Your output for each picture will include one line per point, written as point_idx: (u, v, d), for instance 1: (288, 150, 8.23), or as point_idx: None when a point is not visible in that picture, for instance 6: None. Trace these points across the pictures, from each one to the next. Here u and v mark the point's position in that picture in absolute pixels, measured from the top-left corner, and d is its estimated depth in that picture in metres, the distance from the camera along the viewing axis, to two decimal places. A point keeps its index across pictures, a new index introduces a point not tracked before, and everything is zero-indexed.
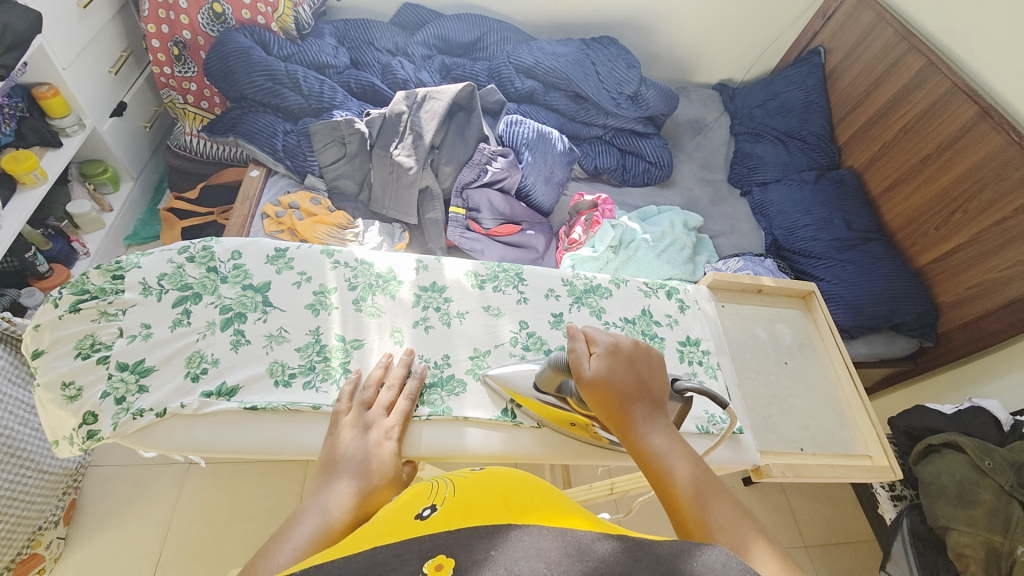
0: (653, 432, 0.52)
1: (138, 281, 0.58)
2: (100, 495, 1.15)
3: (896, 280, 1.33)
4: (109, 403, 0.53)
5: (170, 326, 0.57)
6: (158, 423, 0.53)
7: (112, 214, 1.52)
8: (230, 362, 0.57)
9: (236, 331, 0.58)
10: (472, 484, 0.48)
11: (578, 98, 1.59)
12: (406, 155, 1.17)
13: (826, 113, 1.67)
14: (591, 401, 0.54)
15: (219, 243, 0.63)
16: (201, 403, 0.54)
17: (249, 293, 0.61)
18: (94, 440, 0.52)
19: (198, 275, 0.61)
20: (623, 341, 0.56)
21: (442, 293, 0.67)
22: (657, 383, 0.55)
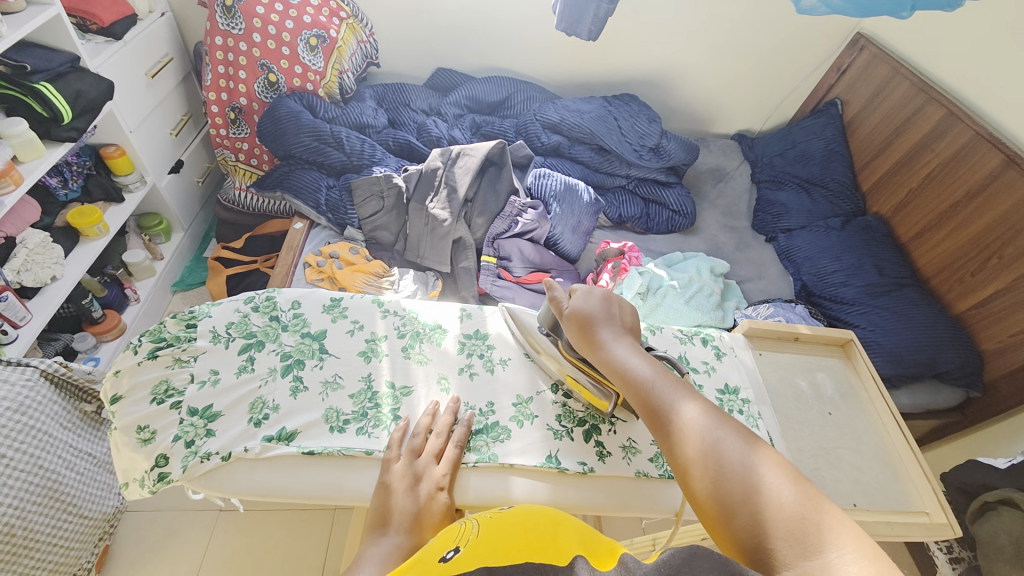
0: (623, 348, 0.59)
1: (208, 330, 0.63)
2: (132, 539, 1.17)
3: (935, 327, 1.30)
4: (179, 446, 0.55)
5: (235, 372, 0.60)
6: (222, 467, 0.55)
7: (163, 261, 1.61)
8: (289, 408, 0.59)
9: (295, 378, 0.61)
10: (497, 521, 0.50)
11: (601, 151, 1.67)
12: (441, 208, 1.23)
13: (848, 161, 1.71)
14: (573, 336, 0.63)
15: (280, 294, 0.68)
16: (263, 448, 0.56)
17: (307, 340, 0.65)
18: (164, 482, 0.54)
19: (262, 324, 0.65)
20: (598, 288, 0.66)
21: (485, 341, 0.70)
22: (627, 318, 0.64)
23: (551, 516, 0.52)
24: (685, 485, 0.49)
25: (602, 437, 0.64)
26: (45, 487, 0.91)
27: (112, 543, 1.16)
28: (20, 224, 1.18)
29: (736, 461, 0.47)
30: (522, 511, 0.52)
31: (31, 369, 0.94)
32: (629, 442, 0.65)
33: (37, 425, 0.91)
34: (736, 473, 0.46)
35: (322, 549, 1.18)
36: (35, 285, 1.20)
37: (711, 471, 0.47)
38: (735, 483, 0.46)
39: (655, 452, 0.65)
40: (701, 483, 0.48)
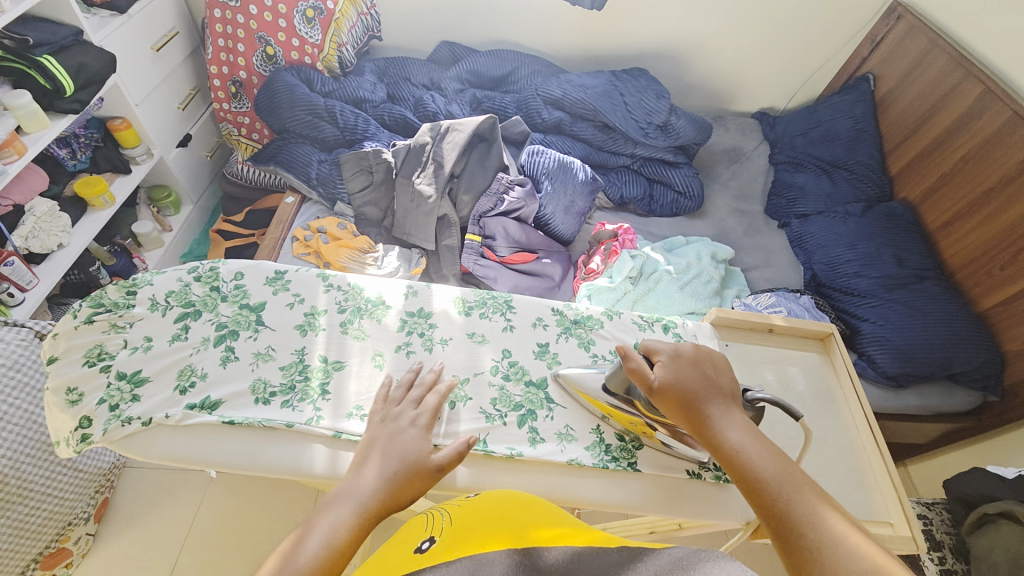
0: (728, 428, 0.55)
1: (147, 297, 0.63)
2: (130, 495, 1.24)
3: (953, 325, 1.21)
4: (104, 409, 0.57)
5: (168, 340, 0.61)
6: (143, 432, 0.56)
7: (171, 233, 1.66)
8: (217, 377, 0.60)
9: (226, 348, 0.62)
10: (466, 512, 0.49)
11: (605, 128, 1.60)
12: (427, 184, 1.21)
13: (876, 141, 1.58)
14: (664, 405, 0.57)
15: (225, 264, 0.68)
16: (184, 415, 0.57)
17: (245, 312, 0.65)
18: (87, 443, 0.56)
19: (201, 293, 0.65)
20: (686, 346, 0.61)
21: (428, 319, 0.68)
22: (726, 383, 0.59)
23: (525, 502, 0.52)
24: None
25: (536, 422, 0.63)
26: (39, 439, 0.96)
27: (113, 497, 1.23)
28: (28, 192, 1.24)
29: None
30: (490, 499, 0.52)
31: (25, 330, 0.99)
32: (566, 429, 0.64)
33: (30, 381, 0.96)
34: None
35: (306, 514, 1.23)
36: (42, 252, 1.27)
37: None
38: None
39: (593, 440, 0.63)
40: None
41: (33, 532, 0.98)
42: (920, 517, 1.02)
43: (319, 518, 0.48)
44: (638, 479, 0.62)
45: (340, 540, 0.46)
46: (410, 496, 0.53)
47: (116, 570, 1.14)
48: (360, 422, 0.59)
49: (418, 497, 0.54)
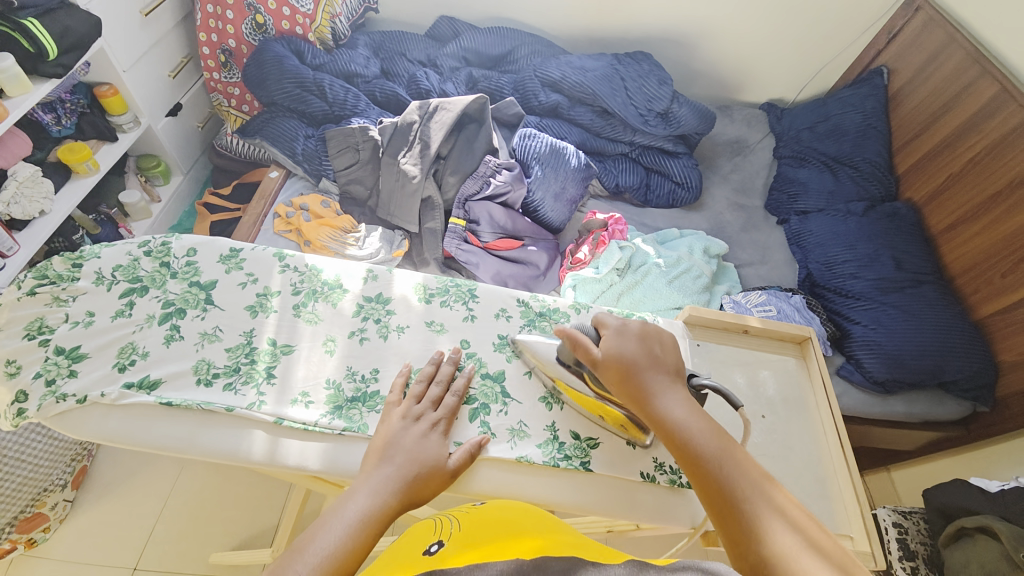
0: (671, 403, 0.54)
1: (93, 271, 0.62)
2: (110, 464, 1.24)
3: (947, 332, 1.17)
4: (39, 384, 0.55)
5: (111, 316, 0.60)
6: (77, 409, 0.55)
7: (159, 205, 1.63)
8: (159, 356, 0.59)
9: (171, 327, 0.61)
10: (478, 519, 0.49)
11: (604, 114, 1.55)
12: (412, 164, 1.18)
13: (885, 138, 1.52)
14: (608, 379, 0.57)
15: (177, 240, 0.67)
16: (120, 394, 0.56)
17: (194, 290, 0.64)
18: (21, 418, 0.55)
19: (150, 269, 0.64)
20: (634, 323, 0.60)
21: (385, 305, 0.67)
22: (672, 361, 0.58)
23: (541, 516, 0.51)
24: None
25: (489, 417, 0.62)
26: None
27: (92, 466, 1.24)
28: (10, 157, 1.21)
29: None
30: (501, 509, 0.51)
31: None
32: (519, 425, 0.62)
33: None
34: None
35: (283, 490, 1.24)
36: (24, 218, 1.25)
37: None
38: None
39: (546, 437, 0.62)
40: None
41: (7, 497, 0.98)
42: (895, 526, 1.00)
43: (337, 512, 0.48)
44: (590, 479, 0.61)
45: (359, 538, 0.46)
46: (426, 496, 0.53)
47: (93, 537, 1.15)
48: (304, 409, 0.59)
49: (432, 498, 0.54)
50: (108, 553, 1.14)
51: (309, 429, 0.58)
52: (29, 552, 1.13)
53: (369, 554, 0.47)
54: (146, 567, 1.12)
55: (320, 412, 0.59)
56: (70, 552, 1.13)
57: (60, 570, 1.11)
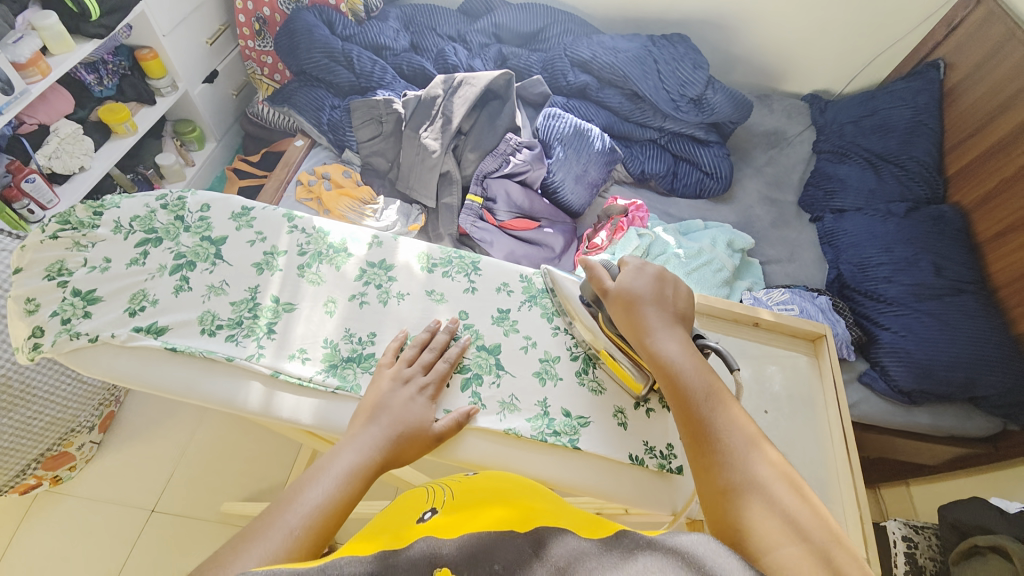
0: (671, 341, 0.56)
1: (112, 220, 0.67)
2: (135, 411, 1.32)
3: (984, 345, 1.10)
4: (56, 322, 0.60)
5: (126, 263, 0.64)
6: (89, 348, 0.59)
7: (193, 169, 1.67)
8: (167, 305, 0.63)
9: (181, 278, 0.64)
10: (470, 488, 0.49)
11: (634, 97, 1.50)
12: (433, 138, 1.18)
13: (936, 137, 1.41)
14: (616, 314, 0.60)
15: (193, 196, 0.71)
16: (129, 336, 0.60)
17: (205, 245, 0.67)
18: (37, 352, 0.59)
19: (165, 221, 0.68)
20: (651, 265, 0.62)
21: (387, 271, 0.69)
22: (682, 306, 0.60)
23: (527, 486, 0.51)
24: (702, 507, 0.47)
25: (481, 388, 0.62)
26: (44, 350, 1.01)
27: (119, 412, 1.31)
28: (53, 114, 1.28)
29: (755, 500, 0.44)
30: (495, 478, 0.51)
31: None
32: (511, 399, 0.62)
33: None
34: (758, 511, 0.43)
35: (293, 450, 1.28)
36: (64, 172, 1.32)
37: (729, 505, 0.45)
38: (745, 520, 0.43)
39: (536, 413, 0.62)
40: (718, 514, 0.45)
41: (36, 433, 1.05)
42: (904, 539, 0.96)
43: (324, 468, 0.49)
44: (577, 458, 0.60)
45: (346, 490, 0.48)
46: (407, 458, 0.54)
47: (116, 479, 1.23)
48: (300, 364, 0.61)
49: (414, 461, 0.55)
50: (128, 495, 1.21)
51: (304, 384, 0.60)
52: (55, 488, 1.21)
53: (351, 508, 0.48)
54: (163, 510, 1.19)
55: (315, 369, 0.61)
56: (95, 490, 1.21)
57: (84, 506, 1.19)
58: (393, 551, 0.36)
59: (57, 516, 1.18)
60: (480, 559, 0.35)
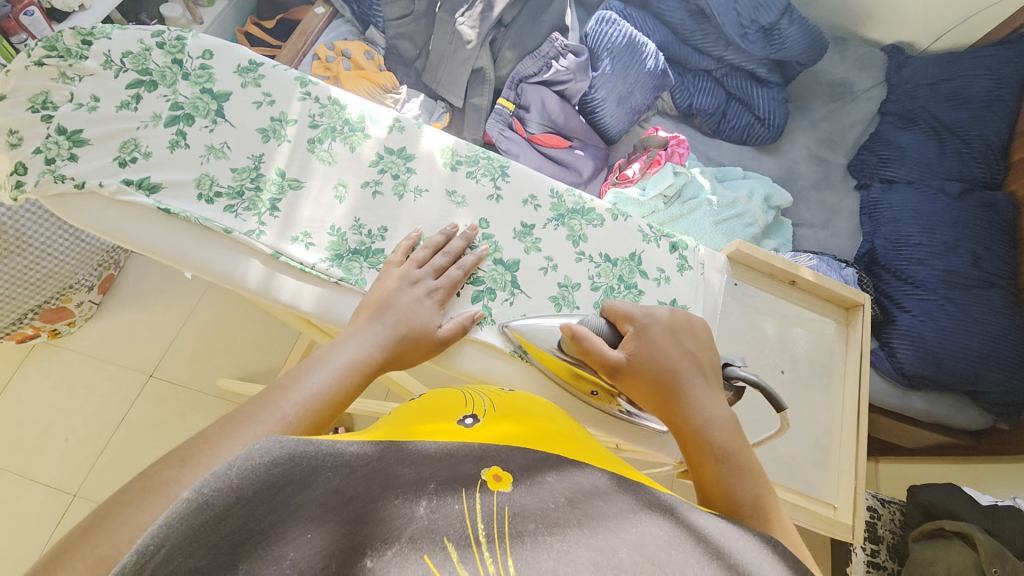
0: (700, 420, 0.48)
1: (102, 53, 0.60)
2: (135, 278, 1.31)
3: (1001, 342, 1.07)
4: (39, 161, 0.55)
5: (116, 106, 0.59)
6: (76, 195, 0.55)
7: (201, 28, 1.48)
8: (160, 160, 0.58)
9: (177, 132, 0.59)
10: (511, 403, 0.46)
11: (699, 16, 1.33)
12: (470, 26, 1.05)
13: (1010, 118, 1.27)
14: (631, 386, 0.51)
15: (193, 39, 0.64)
16: (118, 189, 0.55)
17: (205, 98, 0.61)
18: (21, 192, 0.55)
19: (161, 64, 0.62)
20: (665, 316, 0.54)
21: (406, 162, 0.63)
22: (707, 363, 0.52)
23: (555, 411, 0.49)
24: None
25: (492, 303, 0.59)
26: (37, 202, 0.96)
27: (118, 276, 1.30)
28: None
29: None
30: (535, 402, 0.48)
31: None
32: (523, 318, 0.59)
33: None
34: None
35: (290, 339, 1.28)
36: (64, 10, 1.17)
37: None
38: None
39: None
40: None
41: (35, 284, 1.04)
42: (870, 510, 1.00)
43: (324, 358, 0.47)
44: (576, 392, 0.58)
45: (344, 383, 0.46)
46: (409, 361, 0.52)
47: (114, 340, 1.24)
48: (303, 249, 0.57)
49: (416, 364, 0.53)
50: (127, 357, 1.23)
51: (306, 270, 0.56)
52: (53, 342, 1.23)
53: (352, 399, 0.47)
54: (161, 376, 1.22)
55: (319, 256, 0.57)
56: (93, 348, 1.23)
57: (83, 362, 1.22)
58: (397, 444, 0.35)
59: (56, 367, 1.21)
60: (478, 463, 0.33)
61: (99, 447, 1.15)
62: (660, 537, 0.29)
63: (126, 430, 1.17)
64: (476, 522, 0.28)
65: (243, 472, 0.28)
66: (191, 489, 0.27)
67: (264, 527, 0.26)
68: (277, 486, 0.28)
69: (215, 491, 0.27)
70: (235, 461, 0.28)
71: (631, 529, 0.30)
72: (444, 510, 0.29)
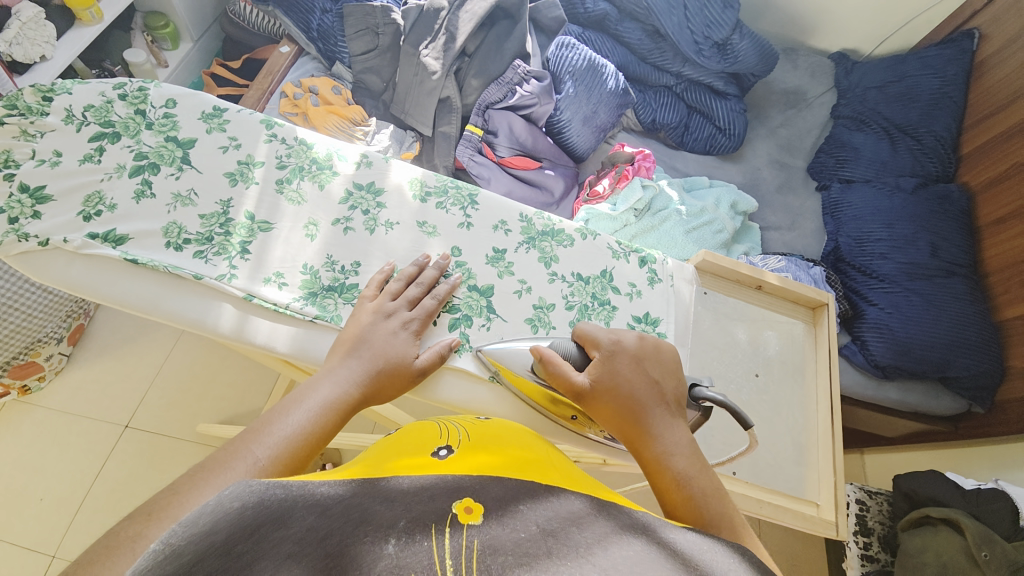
0: (665, 439, 0.49)
1: (63, 108, 0.61)
2: (107, 326, 1.27)
3: (965, 328, 1.12)
4: (2, 220, 0.55)
5: (79, 160, 0.59)
6: (41, 252, 0.54)
7: (166, 71, 1.49)
8: (126, 211, 0.57)
9: (143, 182, 0.59)
10: (488, 432, 0.46)
11: (655, 36, 1.39)
12: (434, 57, 1.07)
13: (958, 112, 1.34)
14: (596, 408, 0.52)
15: (156, 89, 0.65)
16: (83, 243, 0.55)
17: (170, 146, 0.62)
18: None
19: (124, 115, 0.62)
20: (629, 340, 0.55)
21: (376, 196, 0.64)
22: (670, 385, 0.53)
23: (532, 437, 0.49)
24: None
25: (469, 329, 0.59)
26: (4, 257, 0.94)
27: (89, 326, 1.26)
28: None
29: None
30: (510, 427, 0.49)
31: None
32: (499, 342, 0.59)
33: None
34: None
35: (271, 378, 1.26)
36: (25, 62, 1.16)
37: None
38: None
39: None
40: None
41: (2, 340, 1.01)
42: (859, 502, 1.02)
43: (300, 399, 0.47)
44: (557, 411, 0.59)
45: (320, 423, 0.46)
46: (388, 394, 0.52)
47: (87, 393, 1.20)
48: (276, 290, 0.57)
49: (395, 398, 0.53)
50: (102, 409, 1.19)
51: (280, 311, 0.56)
52: (23, 398, 1.18)
53: (329, 438, 0.46)
54: (138, 425, 1.18)
55: (292, 296, 0.57)
56: (64, 402, 1.19)
57: (55, 418, 1.18)
58: (377, 479, 0.35)
59: (26, 425, 1.16)
60: (455, 495, 0.34)
61: (75, 505, 1.10)
62: (642, 559, 0.30)
63: (103, 484, 1.12)
64: (444, 555, 0.29)
65: (212, 517, 0.28)
66: (159, 539, 0.27)
67: (240, 566, 0.25)
68: (251, 531, 0.27)
69: (183, 540, 0.27)
70: (203, 508, 0.29)
71: (607, 554, 0.30)
72: (414, 547, 0.29)
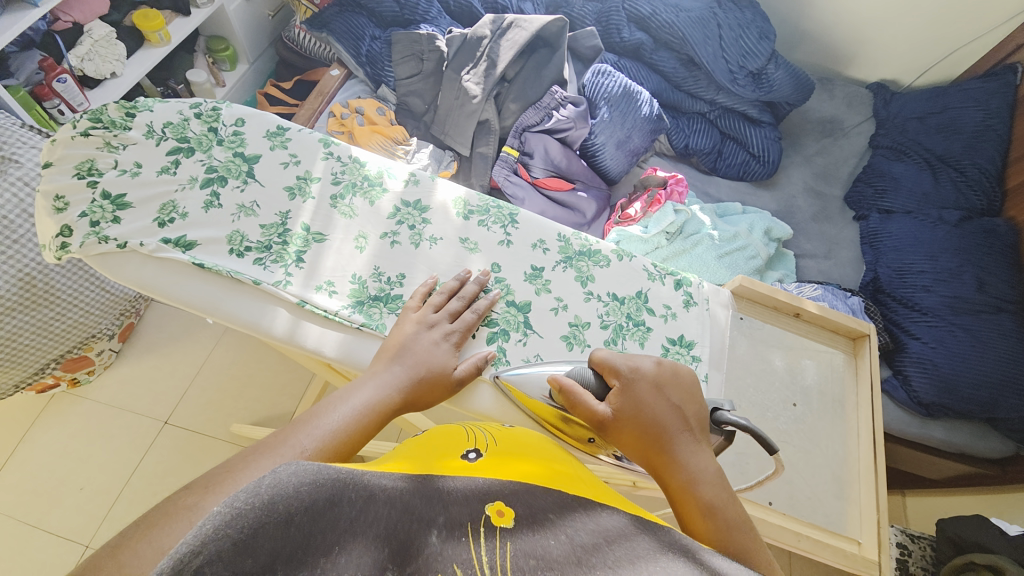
0: (691, 469, 0.48)
1: (145, 123, 0.66)
2: (154, 327, 1.34)
3: (1014, 367, 1.07)
4: (85, 223, 0.60)
5: (157, 171, 0.64)
6: (118, 254, 0.59)
7: (223, 90, 1.59)
8: (196, 219, 0.62)
9: (212, 193, 0.63)
10: (516, 439, 0.47)
11: (689, 64, 1.41)
12: (475, 82, 1.13)
13: (1004, 145, 1.31)
14: (617, 435, 0.51)
15: (227, 108, 0.70)
16: (156, 247, 0.59)
17: (237, 161, 0.66)
18: (66, 252, 0.59)
19: (198, 132, 0.67)
20: (649, 368, 0.54)
21: (422, 213, 0.67)
22: (693, 412, 0.52)
23: (561, 451, 0.50)
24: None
25: (507, 344, 0.61)
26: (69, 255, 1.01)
27: (138, 326, 1.33)
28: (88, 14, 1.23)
29: None
30: (534, 436, 0.50)
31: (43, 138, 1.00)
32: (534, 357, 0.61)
33: None
34: None
35: (304, 383, 1.29)
36: (96, 77, 1.27)
37: None
38: None
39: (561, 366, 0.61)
40: None
41: (60, 334, 1.07)
42: (899, 546, 0.98)
43: (344, 400, 0.49)
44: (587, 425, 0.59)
45: (362, 424, 0.48)
46: (427, 403, 0.54)
47: (133, 388, 1.26)
48: (327, 297, 0.60)
49: (433, 406, 0.55)
50: (144, 405, 1.25)
51: (329, 317, 0.59)
52: (73, 390, 1.25)
53: (368, 439, 0.48)
54: (176, 423, 1.23)
55: (341, 303, 0.60)
56: (110, 396, 1.25)
57: (102, 411, 1.24)
58: (425, 480, 0.36)
59: (74, 417, 1.23)
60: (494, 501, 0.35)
61: (114, 495, 1.15)
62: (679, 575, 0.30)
63: (140, 478, 1.17)
64: (485, 555, 0.30)
65: (278, 489, 0.29)
66: (223, 502, 0.27)
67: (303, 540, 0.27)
68: (313, 506, 0.29)
69: (249, 505, 0.27)
70: (265, 478, 0.29)
71: (642, 569, 0.30)
72: (455, 544, 0.30)
